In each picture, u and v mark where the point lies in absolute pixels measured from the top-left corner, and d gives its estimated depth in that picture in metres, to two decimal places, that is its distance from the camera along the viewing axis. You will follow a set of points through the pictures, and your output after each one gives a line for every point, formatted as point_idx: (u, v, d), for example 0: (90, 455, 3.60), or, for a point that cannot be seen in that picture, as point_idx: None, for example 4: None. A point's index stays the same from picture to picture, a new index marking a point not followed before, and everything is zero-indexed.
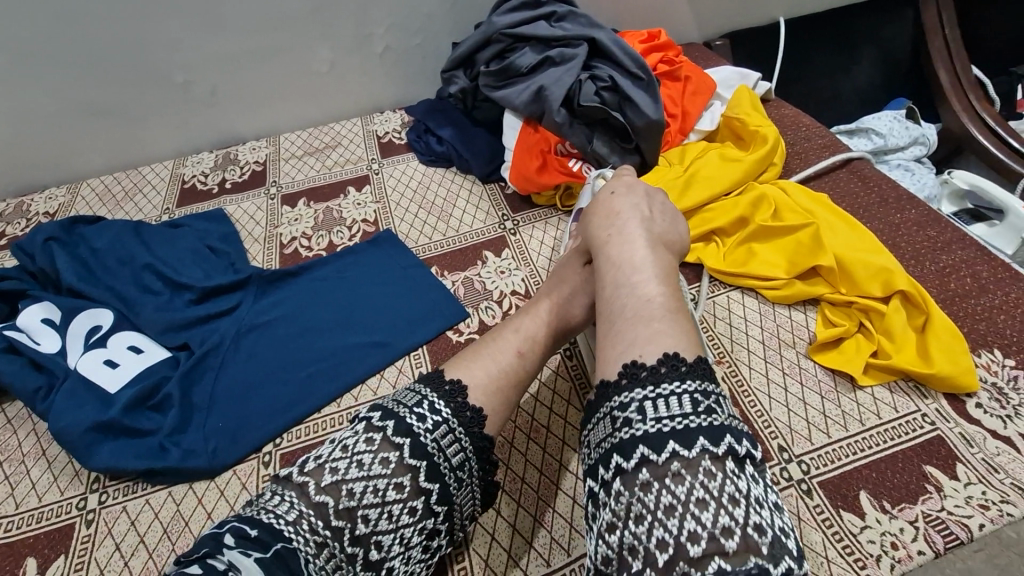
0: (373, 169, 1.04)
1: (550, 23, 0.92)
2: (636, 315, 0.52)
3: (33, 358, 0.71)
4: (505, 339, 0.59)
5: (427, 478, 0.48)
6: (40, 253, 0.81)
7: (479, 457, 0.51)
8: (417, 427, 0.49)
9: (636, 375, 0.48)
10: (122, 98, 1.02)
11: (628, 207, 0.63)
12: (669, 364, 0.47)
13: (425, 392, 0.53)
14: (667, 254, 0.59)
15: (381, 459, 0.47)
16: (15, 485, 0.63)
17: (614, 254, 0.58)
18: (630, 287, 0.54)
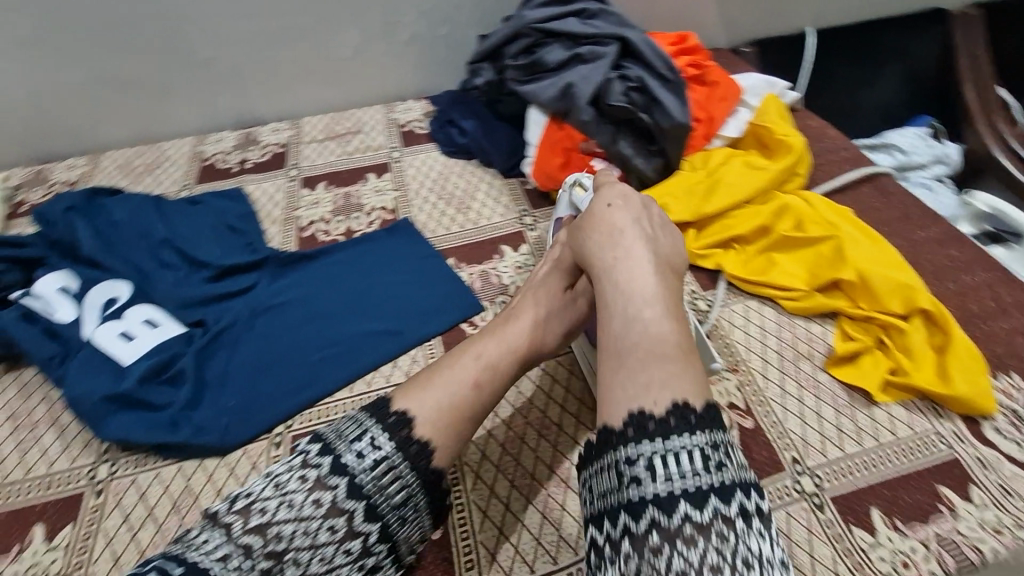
0: (393, 157, 1.04)
1: (579, 19, 0.91)
2: (645, 355, 0.47)
3: (50, 326, 0.71)
4: (461, 365, 0.53)
5: (365, 518, 0.45)
6: (61, 221, 0.81)
7: (425, 491, 0.48)
8: (354, 466, 0.46)
9: (644, 426, 0.44)
10: (148, 71, 1.02)
11: (630, 224, 0.58)
12: (678, 413, 0.44)
13: (367, 423, 0.49)
14: (671, 279, 0.55)
15: (314, 499, 0.45)
16: (26, 451, 0.63)
17: (621, 280, 0.53)
18: (640, 322, 0.50)
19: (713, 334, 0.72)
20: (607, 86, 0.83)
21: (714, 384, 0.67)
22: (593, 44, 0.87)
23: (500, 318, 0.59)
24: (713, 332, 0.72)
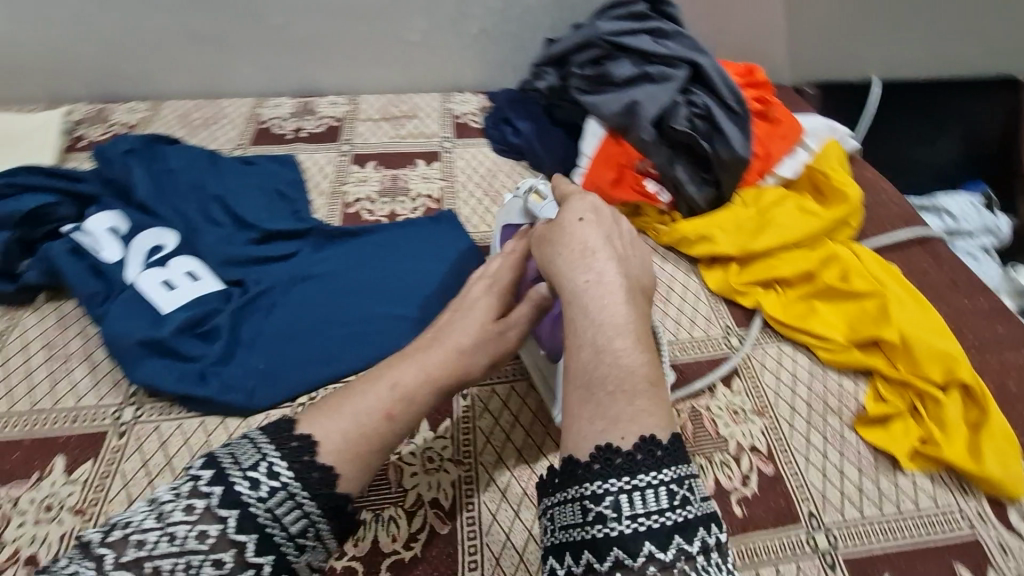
0: (444, 147, 1.04)
1: (652, 37, 0.91)
2: (614, 389, 0.45)
3: (95, 263, 0.72)
4: (372, 394, 0.51)
5: (258, 551, 0.42)
6: (119, 161, 0.83)
7: (327, 518, 0.46)
8: (247, 496, 0.43)
9: (609, 461, 0.42)
10: (221, 29, 1.04)
11: (599, 242, 0.54)
12: (645, 448, 0.42)
13: (266, 449, 0.46)
14: (641, 302, 0.52)
15: (199, 533, 0.41)
16: (57, 381, 0.65)
17: (591, 306, 0.49)
18: (609, 353, 0.46)
19: (743, 372, 0.71)
20: (671, 107, 0.83)
21: (739, 424, 0.66)
22: (662, 64, 0.87)
23: (424, 345, 0.56)
24: (744, 370, 0.71)
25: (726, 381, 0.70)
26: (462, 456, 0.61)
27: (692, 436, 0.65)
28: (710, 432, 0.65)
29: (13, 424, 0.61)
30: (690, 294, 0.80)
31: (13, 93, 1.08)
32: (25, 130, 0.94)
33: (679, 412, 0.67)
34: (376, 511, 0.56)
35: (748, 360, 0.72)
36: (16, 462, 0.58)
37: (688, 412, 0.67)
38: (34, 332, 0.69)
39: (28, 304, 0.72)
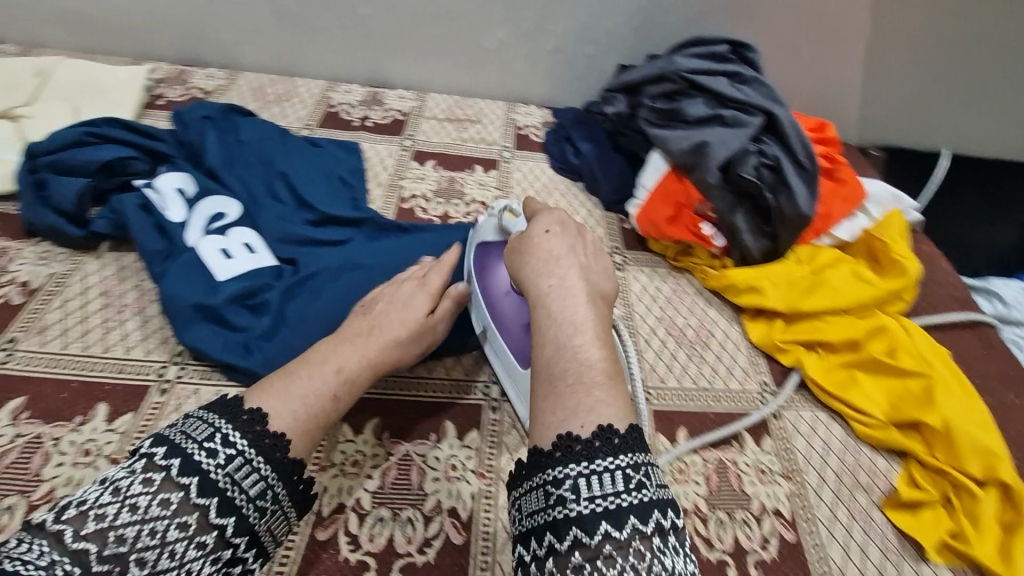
0: (503, 157, 1.05)
1: (730, 81, 0.90)
2: (572, 382, 0.50)
3: (160, 221, 0.75)
4: (319, 373, 0.56)
5: (220, 513, 0.45)
6: (195, 127, 0.86)
7: (282, 482, 0.49)
8: (206, 464, 0.45)
9: (570, 448, 0.46)
10: (307, 10, 1.07)
11: (563, 252, 0.60)
12: (603, 436, 0.46)
13: (217, 424, 0.48)
14: (602, 307, 0.57)
15: (161, 500, 0.43)
16: (109, 330, 0.67)
17: (555, 309, 0.55)
18: (569, 350, 0.52)
19: (775, 432, 0.70)
20: (741, 154, 0.82)
21: (764, 485, 0.65)
22: (737, 109, 0.86)
23: (363, 333, 0.61)
24: (775, 430, 0.70)
25: (755, 439, 0.69)
26: (485, 469, 0.61)
27: (715, 489, 0.64)
28: (735, 487, 0.64)
29: (63, 365, 0.63)
30: (731, 344, 0.80)
31: (101, 43, 1.12)
32: (109, 82, 0.98)
33: (707, 461, 0.66)
34: (394, 511, 0.57)
35: (780, 422, 0.71)
36: (62, 402, 0.60)
37: (715, 462, 0.66)
38: (94, 278, 0.72)
39: (92, 251, 0.75)
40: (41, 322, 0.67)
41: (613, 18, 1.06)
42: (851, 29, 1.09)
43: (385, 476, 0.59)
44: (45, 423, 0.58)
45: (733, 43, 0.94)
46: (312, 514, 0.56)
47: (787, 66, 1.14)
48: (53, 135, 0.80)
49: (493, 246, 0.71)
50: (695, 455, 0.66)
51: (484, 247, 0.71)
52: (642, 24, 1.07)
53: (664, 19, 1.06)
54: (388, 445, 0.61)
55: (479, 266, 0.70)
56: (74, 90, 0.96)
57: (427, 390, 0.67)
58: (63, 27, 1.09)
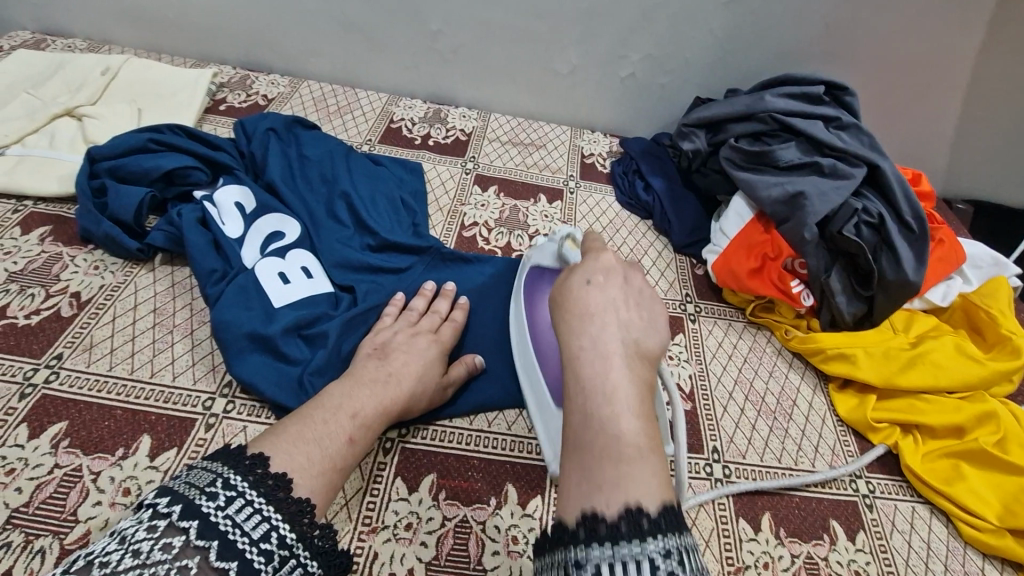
0: (568, 187, 0.99)
1: (827, 126, 0.83)
2: (598, 458, 0.41)
3: (217, 238, 0.71)
4: (332, 417, 0.53)
5: (220, 557, 0.39)
6: (259, 139, 0.83)
7: (289, 523, 0.43)
8: (205, 506, 0.41)
9: (593, 529, 0.37)
10: (375, 22, 1.03)
11: (603, 306, 0.51)
12: (630, 519, 0.37)
13: (219, 468, 0.44)
14: (643, 369, 0.48)
15: (161, 545, 0.38)
16: (157, 353, 0.63)
17: (584, 373, 0.46)
18: (597, 421, 0.43)
19: (869, 527, 0.62)
20: (841, 210, 0.76)
21: None
22: (837, 159, 0.80)
23: (377, 379, 0.58)
24: (870, 525, 0.63)
25: (847, 534, 0.61)
26: None
27: None
28: None
29: (108, 389, 0.59)
30: (816, 417, 0.72)
31: (168, 43, 1.10)
32: (172, 84, 0.96)
33: (795, 557, 0.59)
34: None
35: (872, 515, 0.63)
36: (105, 431, 0.56)
37: (803, 558, 0.59)
38: (145, 293, 0.69)
39: (146, 263, 0.72)
40: (88, 339, 0.63)
41: (694, 49, 1.00)
42: (955, 75, 1.01)
43: (442, 544, 0.54)
44: (85, 455, 0.54)
45: (830, 84, 0.86)
46: None
47: (877, 108, 1.06)
48: (117, 140, 0.77)
49: (548, 272, 0.67)
50: (782, 548, 0.59)
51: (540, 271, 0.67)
52: (725, 55, 1.00)
53: (750, 52, 1.00)
54: (445, 508, 0.56)
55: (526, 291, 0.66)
56: (139, 92, 0.94)
57: (489, 446, 0.62)
58: (131, 25, 1.08)
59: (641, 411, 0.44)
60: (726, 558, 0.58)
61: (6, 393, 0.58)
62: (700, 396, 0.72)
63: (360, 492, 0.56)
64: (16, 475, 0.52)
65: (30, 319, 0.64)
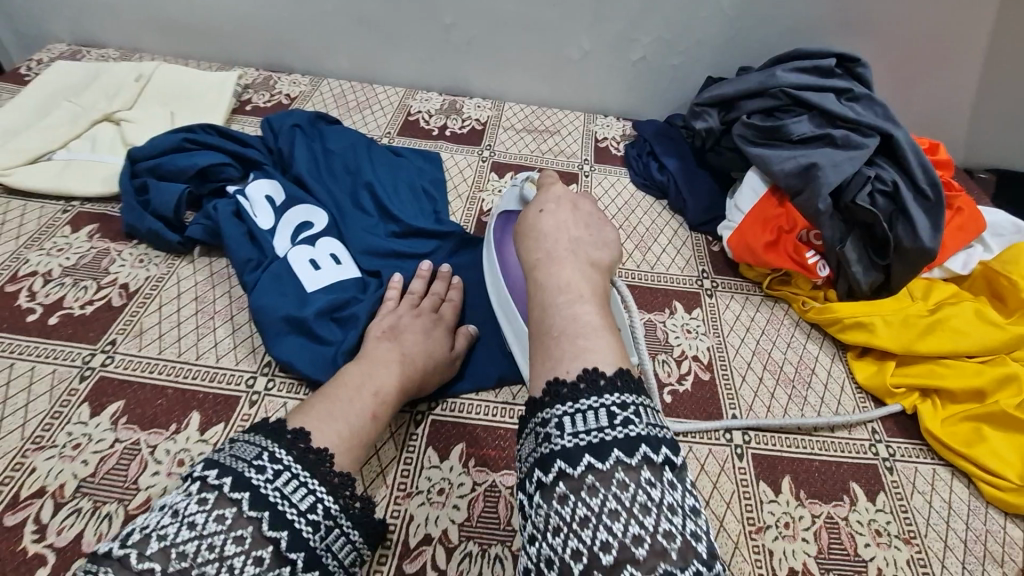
0: (583, 170, 1.01)
1: (840, 98, 0.84)
2: (558, 338, 0.47)
3: (251, 229, 0.75)
4: (356, 396, 0.55)
5: (272, 526, 0.42)
6: (285, 134, 0.87)
7: (331, 496, 0.46)
8: (254, 479, 0.43)
9: (558, 392, 0.43)
10: (390, 18, 1.06)
11: (555, 226, 0.59)
12: (588, 378, 0.43)
13: (263, 442, 0.46)
14: (595, 275, 0.55)
15: (215, 516, 0.41)
16: (201, 337, 0.68)
17: (542, 277, 0.53)
18: (556, 310, 0.50)
19: (890, 488, 0.64)
20: (854, 179, 0.77)
21: (881, 548, 0.59)
22: (850, 130, 0.80)
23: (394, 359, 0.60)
24: (890, 487, 0.64)
25: (867, 495, 0.63)
26: None
27: (827, 549, 0.58)
28: (848, 548, 0.58)
29: (158, 371, 0.64)
30: (835, 384, 0.73)
31: (194, 49, 1.15)
32: (201, 87, 1.00)
33: (816, 516, 0.60)
34: (483, 546, 0.54)
35: (893, 478, 0.65)
36: (158, 409, 0.61)
37: (824, 518, 0.60)
38: (187, 283, 0.73)
39: (185, 255, 0.76)
40: (138, 325, 0.68)
41: (705, 28, 1.01)
42: (972, 43, 1.00)
43: (473, 507, 0.57)
44: (142, 430, 0.59)
45: (842, 57, 0.87)
46: (400, 544, 0.54)
47: (892, 81, 1.06)
48: (155, 140, 0.82)
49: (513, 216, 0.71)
50: (802, 509, 0.61)
51: (506, 215, 0.70)
52: (737, 33, 1.01)
53: (761, 29, 1.00)
54: (474, 475, 0.59)
55: (497, 238, 0.68)
56: (170, 95, 0.98)
57: (514, 417, 0.65)
58: (158, 32, 1.13)
59: (594, 300, 0.51)
60: (746, 518, 0.60)
61: (68, 376, 0.62)
62: (718, 367, 0.73)
63: (394, 461, 0.60)
64: (82, 449, 0.57)
65: (85, 309, 0.69)
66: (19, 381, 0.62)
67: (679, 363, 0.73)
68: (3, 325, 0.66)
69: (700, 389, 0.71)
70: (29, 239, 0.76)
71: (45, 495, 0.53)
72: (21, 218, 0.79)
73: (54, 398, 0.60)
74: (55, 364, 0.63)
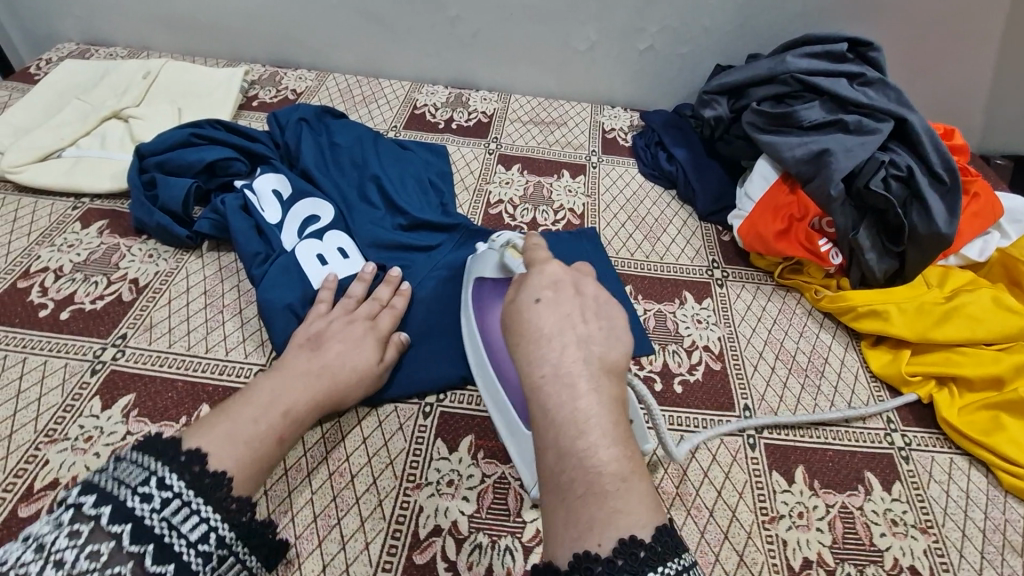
0: (590, 162, 1.00)
1: (852, 83, 0.82)
2: (582, 498, 0.40)
3: (258, 223, 0.75)
4: (262, 415, 0.52)
5: (156, 560, 0.40)
6: (292, 128, 0.87)
7: (228, 523, 0.44)
8: (139, 510, 0.41)
9: (590, 569, 0.38)
10: (395, 11, 1.05)
11: (556, 324, 0.49)
12: (626, 555, 0.37)
13: (152, 465, 0.44)
14: (611, 384, 0.46)
15: (89, 552, 0.38)
16: (210, 330, 0.68)
17: (549, 404, 0.45)
18: (575, 457, 0.42)
19: (906, 478, 0.63)
20: (868, 164, 0.76)
21: (897, 538, 0.58)
22: (864, 115, 0.79)
23: (310, 373, 0.58)
24: (906, 476, 0.63)
25: (882, 485, 0.62)
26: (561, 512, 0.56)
27: (841, 539, 0.57)
28: (863, 538, 0.57)
29: (168, 364, 0.64)
30: (848, 373, 0.72)
31: (201, 46, 1.16)
32: (208, 84, 1.01)
33: (830, 506, 0.59)
34: (492, 538, 0.54)
35: (909, 467, 0.63)
36: (168, 402, 0.61)
37: (838, 508, 0.59)
38: (195, 278, 0.73)
39: (194, 250, 0.76)
40: (148, 319, 0.68)
41: (713, 15, 1.00)
42: (989, 27, 0.97)
43: (482, 499, 0.56)
44: (152, 423, 0.59)
45: (853, 41, 0.85)
46: (409, 535, 0.54)
47: (905, 67, 1.04)
48: (162, 136, 0.82)
49: (490, 283, 0.65)
50: (816, 499, 0.60)
51: (484, 283, 0.65)
52: (745, 20, 0.99)
53: (770, 15, 0.98)
54: (483, 466, 0.59)
55: (474, 300, 0.65)
56: (178, 92, 0.99)
57: None
58: (168, 30, 1.14)
59: (616, 431, 0.43)
60: (760, 508, 0.59)
61: (79, 369, 0.63)
62: (729, 357, 0.72)
63: (403, 451, 0.60)
64: (93, 441, 0.57)
65: (96, 304, 0.69)
66: (32, 374, 0.62)
67: (689, 353, 0.72)
68: (16, 321, 0.67)
69: (711, 379, 0.70)
70: (40, 235, 0.77)
71: (58, 487, 0.54)
72: (32, 215, 0.79)
73: (67, 391, 0.61)
74: (68, 357, 0.64)
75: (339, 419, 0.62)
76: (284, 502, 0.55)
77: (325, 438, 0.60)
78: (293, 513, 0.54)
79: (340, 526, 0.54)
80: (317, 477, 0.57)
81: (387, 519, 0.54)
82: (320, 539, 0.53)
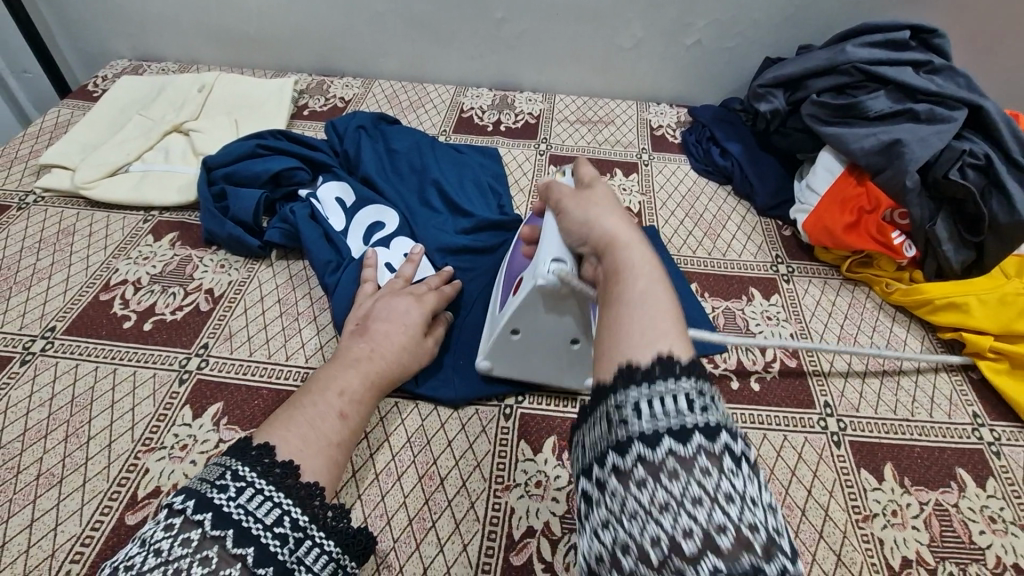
0: (642, 159, 0.99)
1: (917, 71, 0.81)
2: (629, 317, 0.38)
3: (327, 232, 0.76)
4: (321, 398, 0.52)
5: (237, 543, 0.38)
6: (351, 137, 0.88)
7: (300, 506, 0.42)
8: (216, 498, 0.40)
9: (631, 377, 0.35)
10: (440, 15, 1.06)
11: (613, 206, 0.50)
12: (663, 365, 0.35)
13: (230, 462, 0.43)
14: None
15: (181, 540, 0.38)
16: (288, 338, 0.69)
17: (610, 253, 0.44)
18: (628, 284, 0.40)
19: (999, 473, 0.61)
20: (944, 154, 0.74)
21: (998, 535, 0.56)
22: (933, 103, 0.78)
23: (378, 366, 0.58)
24: (1000, 472, 0.61)
25: (977, 481, 0.60)
26: None
27: (940, 537, 0.56)
28: (962, 536, 0.56)
29: (251, 372, 0.65)
30: (928, 367, 0.71)
31: (247, 58, 1.18)
32: (262, 96, 1.02)
33: (924, 504, 0.58)
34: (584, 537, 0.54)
35: (1003, 461, 0.62)
36: (256, 409, 0.62)
37: (933, 505, 0.58)
38: (268, 286, 0.74)
39: (263, 259, 0.78)
40: (227, 329, 0.69)
41: (763, 8, 0.98)
42: None
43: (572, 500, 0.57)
44: (242, 429, 0.60)
45: (915, 28, 0.83)
46: (504, 537, 0.54)
47: (964, 53, 1.01)
48: (228, 149, 0.84)
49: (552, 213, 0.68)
50: (908, 497, 0.59)
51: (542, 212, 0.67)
52: (798, 10, 0.98)
53: (824, 4, 0.96)
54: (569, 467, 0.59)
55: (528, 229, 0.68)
56: (232, 104, 1.00)
57: None
58: (217, 45, 1.16)
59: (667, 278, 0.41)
60: (851, 507, 0.58)
61: (168, 379, 0.64)
62: (803, 353, 0.71)
63: (489, 454, 0.60)
64: (189, 449, 0.58)
65: (176, 314, 0.71)
66: (124, 385, 0.64)
67: (763, 350, 0.71)
68: (102, 333, 0.68)
69: (788, 376, 0.69)
70: (116, 249, 0.79)
71: (160, 494, 0.55)
72: (106, 229, 0.81)
73: (158, 401, 0.62)
74: (156, 368, 0.65)
75: (421, 423, 0.62)
76: (378, 506, 0.55)
77: (411, 441, 0.60)
78: (389, 516, 0.55)
79: (436, 528, 0.54)
80: (408, 480, 0.57)
81: (481, 521, 0.55)
82: (418, 542, 0.53)
